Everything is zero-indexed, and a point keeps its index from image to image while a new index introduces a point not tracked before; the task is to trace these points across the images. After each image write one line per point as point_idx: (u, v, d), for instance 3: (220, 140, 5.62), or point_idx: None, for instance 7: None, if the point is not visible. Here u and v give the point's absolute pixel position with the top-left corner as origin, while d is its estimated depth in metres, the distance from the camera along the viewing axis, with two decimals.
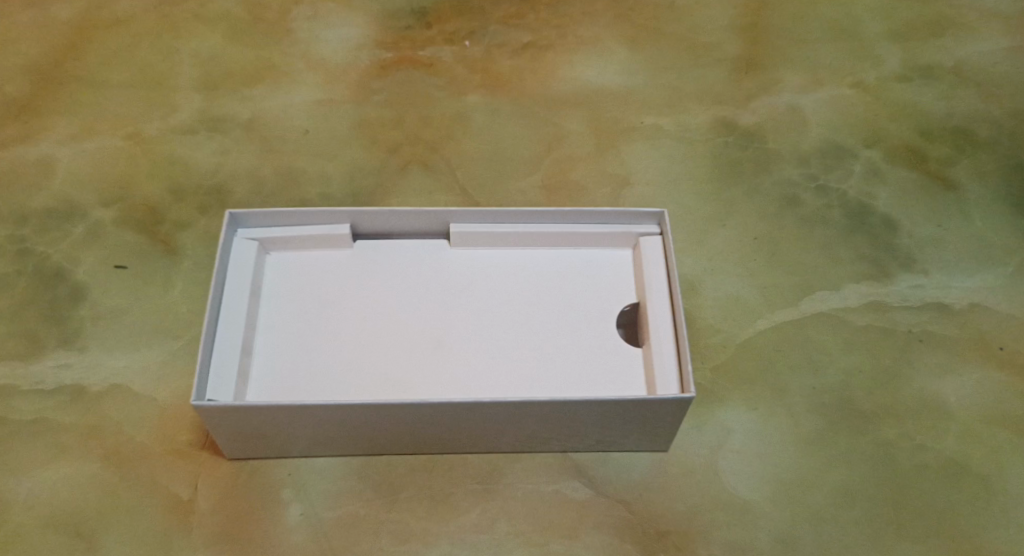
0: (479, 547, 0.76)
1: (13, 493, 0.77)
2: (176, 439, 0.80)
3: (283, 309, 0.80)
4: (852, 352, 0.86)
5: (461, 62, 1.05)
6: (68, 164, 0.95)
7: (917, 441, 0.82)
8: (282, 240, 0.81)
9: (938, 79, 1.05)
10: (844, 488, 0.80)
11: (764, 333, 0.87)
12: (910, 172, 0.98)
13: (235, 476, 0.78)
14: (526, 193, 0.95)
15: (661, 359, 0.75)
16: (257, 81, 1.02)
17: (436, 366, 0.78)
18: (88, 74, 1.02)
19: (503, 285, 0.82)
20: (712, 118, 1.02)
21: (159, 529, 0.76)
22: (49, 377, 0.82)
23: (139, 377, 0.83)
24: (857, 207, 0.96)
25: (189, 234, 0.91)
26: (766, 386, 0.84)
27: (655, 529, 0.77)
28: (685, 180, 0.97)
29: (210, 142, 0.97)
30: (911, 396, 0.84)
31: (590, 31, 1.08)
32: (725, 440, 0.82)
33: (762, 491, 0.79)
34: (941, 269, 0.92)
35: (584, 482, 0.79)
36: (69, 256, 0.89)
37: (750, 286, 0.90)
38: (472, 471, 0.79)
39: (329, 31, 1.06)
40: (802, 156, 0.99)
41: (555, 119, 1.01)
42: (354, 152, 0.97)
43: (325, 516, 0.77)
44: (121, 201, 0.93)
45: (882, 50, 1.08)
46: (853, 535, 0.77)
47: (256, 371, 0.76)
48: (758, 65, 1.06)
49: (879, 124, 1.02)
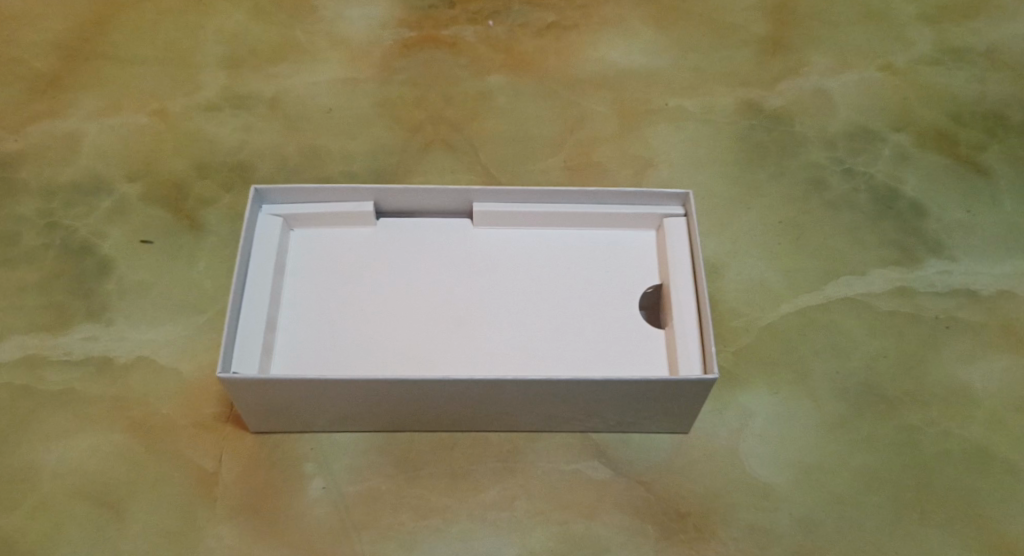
0: (499, 525, 0.76)
1: (41, 461, 0.78)
2: (200, 411, 0.81)
3: (307, 286, 0.80)
4: (878, 336, 0.85)
5: (485, 42, 1.05)
6: (96, 140, 0.96)
7: (942, 426, 0.81)
8: (306, 217, 0.81)
9: (969, 62, 1.04)
10: (867, 472, 0.79)
11: (787, 316, 0.86)
12: (939, 156, 0.97)
13: (258, 449, 0.79)
14: (548, 173, 0.95)
15: (684, 339, 0.75)
16: (281, 59, 1.03)
17: (459, 344, 0.78)
18: (115, 50, 1.03)
19: (526, 264, 0.82)
20: (737, 99, 1.01)
21: (183, 499, 0.77)
22: (76, 349, 0.84)
23: (163, 349, 0.84)
24: (885, 192, 0.94)
25: (214, 211, 0.92)
26: (789, 370, 0.84)
27: (674, 510, 0.77)
28: (709, 162, 0.96)
29: (235, 120, 0.98)
30: (936, 382, 0.83)
31: (615, 11, 1.07)
32: (747, 423, 0.81)
33: (783, 474, 0.79)
34: (970, 255, 0.90)
35: (604, 462, 0.79)
36: (97, 230, 0.91)
37: (774, 269, 0.89)
38: (492, 449, 0.79)
39: (354, 11, 1.06)
40: (829, 139, 0.98)
41: (579, 100, 1.01)
42: (378, 131, 0.97)
43: (347, 490, 0.77)
44: (148, 177, 0.94)
45: (912, 32, 1.06)
46: (875, 520, 0.77)
47: (280, 346, 0.77)
48: (784, 47, 1.05)
49: (908, 108, 1.00)
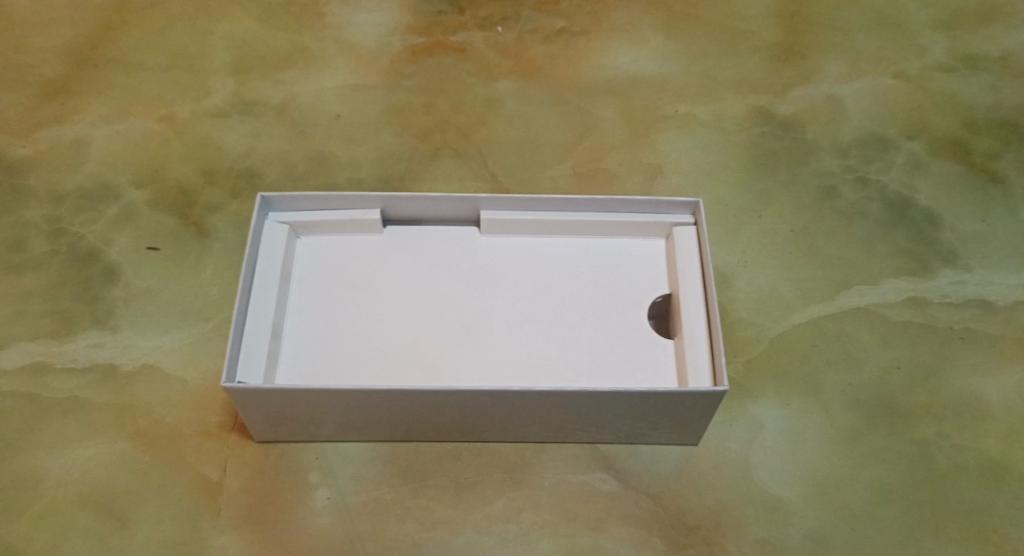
0: (505, 537, 0.75)
1: (46, 469, 0.78)
2: (206, 419, 0.80)
3: (313, 293, 0.80)
4: (890, 347, 0.84)
5: (493, 48, 1.04)
6: (104, 145, 0.96)
7: (956, 440, 0.80)
8: (312, 224, 0.81)
9: (984, 70, 1.02)
10: (880, 487, 0.78)
11: (798, 327, 0.85)
12: (953, 165, 0.96)
13: (263, 459, 0.78)
14: (557, 180, 0.95)
15: (694, 350, 0.74)
16: (289, 65, 1.02)
17: (465, 354, 0.77)
18: (123, 56, 1.03)
19: (533, 273, 0.81)
20: (748, 106, 1.00)
21: (186, 508, 0.76)
22: (82, 356, 0.83)
23: (169, 357, 0.83)
24: (898, 201, 0.93)
25: (220, 217, 0.92)
26: (801, 381, 0.82)
27: (683, 524, 0.76)
28: (719, 170, 0.95)
29: (243, 126, 0.98)
30: (951, 395, 0.82)
31: (625, 17, 1.06)
32: (758, 435, 0.80)
33: (794, 488, 0.78)
34: (985, 265, 0.89)
35: (612, 474, 0.78)
36: (104, 237, 0.90)
37: (786, 279, 0.88)
38: (498, 460, 0.78)
39: (363, 16, 1.06)
40: (841, 146, 0.97)
41: (588, 107, 1.00)
42: (386, 138, 0.97)
43: (351, 500, 0.77)
44: (155, 183, 0.94)
45: (926, 39, 1.05)
46: (888, 536, 0.75)
47: (286, 354, 0.76)
48: (796, 53, 1.04)
49: (922, 115, 0.99)
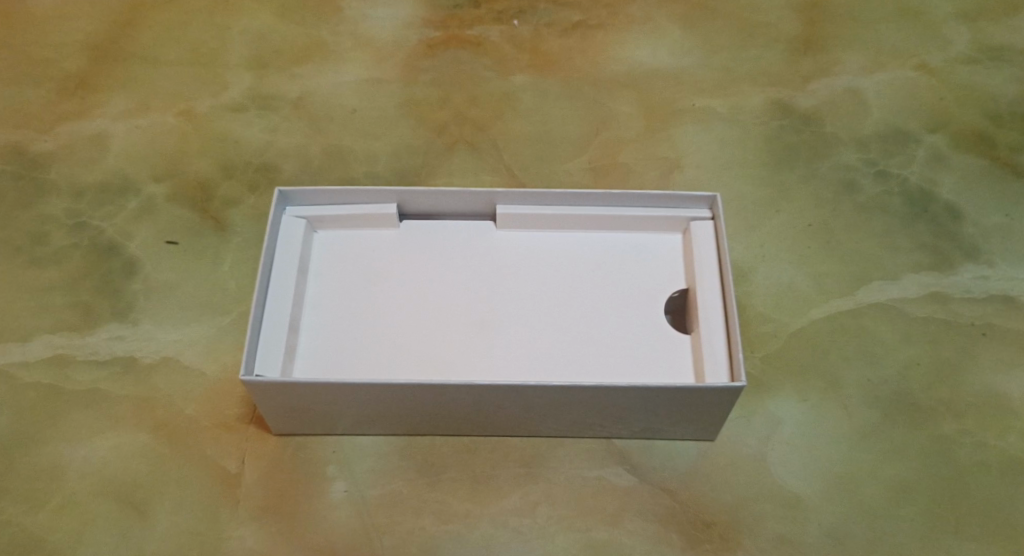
0: (521, 531, 0.75)
1: (67, 459, 0.79)
2: (225, 412, 0.81)
3: (329, 288, 0.80)
4: (911, 343, 0.83)
5: (509, 41, 1.04)
6: (124, 140, 0.97)
7: (977, 437, 0.79)
8: (328, 218, 0.81)
9: (1008, 61, 1.01)
10: (899, 483, 0.77)
11: (817, 322, 0.85)
12: (975, 158, 0.94)
13: (281, 451, 0.79)
14: (573, 174, 0.94)
15: (711, 345, 0.74)
16: (306, 60, 1.03)
17: (481, 348, 0.77)
18: (142, 51, 1.03)
19: (549, 269, 0.81)
20: (766, 99, 0.99)
21: (206, 500, 0.77)
22: (103, 349, 0.84)
23: (189, 350, 0.84)
24: (919, 195, 0.92)
25: (238, 211, 0.92)
26: (820, 377, 0.82)
27: (699, 519, 0.76)
28: (737, 164, 0.95)
29: (260, 120, 0.98)
30: (973, 392, 0.81)
31: (641, 10, 1.06)
32: (775, 431, 0.79)
33: (811, 484, 0.77)
34: (1007, 259, 0.88)
35: (627, 469, 0.78)
36: (124, 230, 0.91)
37: (804, 274, 0.87)
38: (514, 455, 0.78)
39: (379, 11, 1.06)
40: (861, 140, 0.96)
41: (605, 100, 0.99)
42: (402, 132, 0.97)
43: (368, 493, 0.77)
44: (175, 177, 0.94)
45: (948, 31, 1.03)
46: (907, 533, 0.75)
47: (303, 348, 0.77)
48: (815, 45, 1.02)
49: (944, 107, 0.98)
